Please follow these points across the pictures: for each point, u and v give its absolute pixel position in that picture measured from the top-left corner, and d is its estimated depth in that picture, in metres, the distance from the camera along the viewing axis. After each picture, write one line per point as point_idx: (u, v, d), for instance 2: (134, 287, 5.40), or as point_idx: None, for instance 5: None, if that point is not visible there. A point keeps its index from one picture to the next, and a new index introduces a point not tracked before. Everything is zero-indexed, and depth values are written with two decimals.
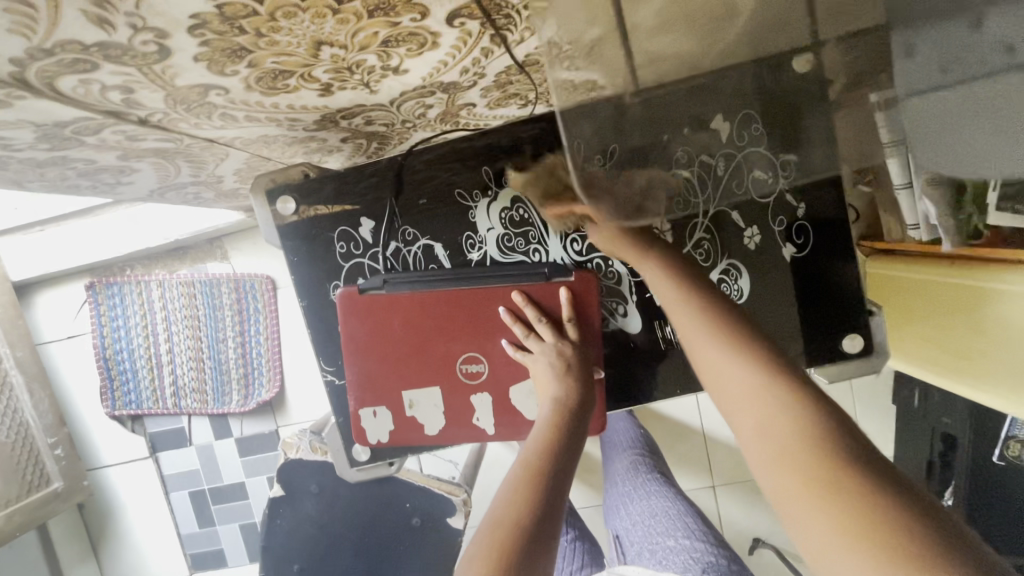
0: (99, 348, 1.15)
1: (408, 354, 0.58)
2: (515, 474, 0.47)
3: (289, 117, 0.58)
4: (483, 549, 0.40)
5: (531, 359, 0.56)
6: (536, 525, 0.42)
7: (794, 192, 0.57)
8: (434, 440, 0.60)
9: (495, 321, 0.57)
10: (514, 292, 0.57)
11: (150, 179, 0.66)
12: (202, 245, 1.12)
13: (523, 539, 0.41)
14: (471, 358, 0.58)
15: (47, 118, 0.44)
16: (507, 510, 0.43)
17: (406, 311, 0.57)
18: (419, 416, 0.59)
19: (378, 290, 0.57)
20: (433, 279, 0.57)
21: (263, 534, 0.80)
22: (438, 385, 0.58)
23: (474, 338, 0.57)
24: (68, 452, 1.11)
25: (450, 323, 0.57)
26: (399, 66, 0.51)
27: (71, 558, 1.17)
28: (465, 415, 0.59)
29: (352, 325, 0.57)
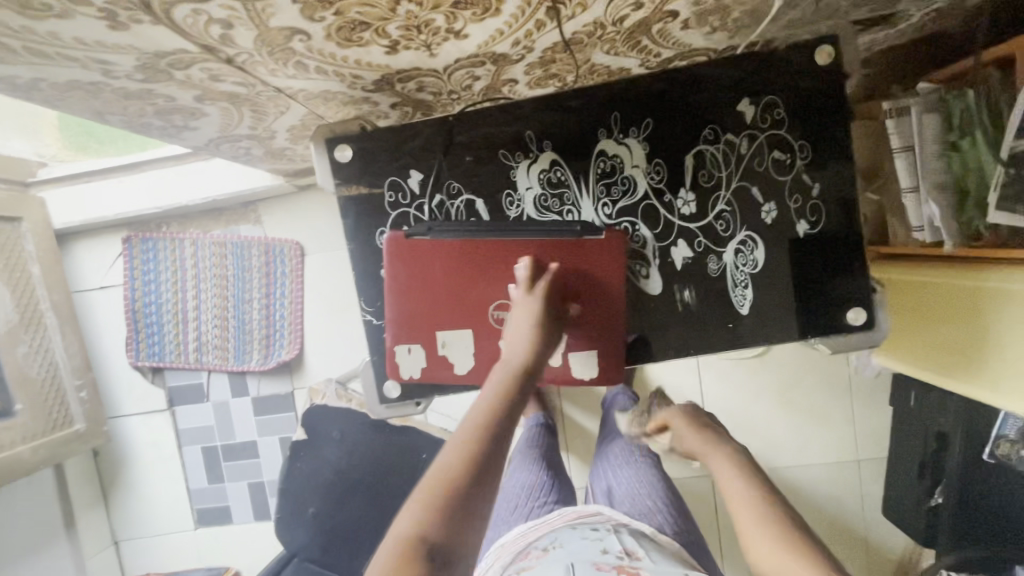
0: (129, 299, 1.19)
1: (446, 297, 0.63)
2: (466, 423, 0.50)
3: (353, 73, 0.63)
4: (423, 496, 0.44)
5: (513, 316, 0.59)
6: (479, 471, 0.45)
7: (810, 173, 0.62)
8: (463, 380, 0.64)
9: (527, 271, 0.62)
10: (547, 245, 0.62)
11: (213, 126, 0.72)
12: (238, 208, 1.17)
13: (465, 486, 0.44)
14: (503, 305, 0.63)
15: (152, 46, 0.49)
16: (452, 458, 0.46)
17: (447, 257, 0.62)
18: (451, 355, 0.64)
19: (422, 235, 0.62)
20: (473, 229, 0.62)
21: (283, 476, 0.85)
22: (471, 327, 0.63)
23: (508, 287, 0.62)
24: (92, 396, 1.15)
25: (487, 270, 0.62)
26: (462, 30, 0.57)
27: (83, 502, 1.21)
28: (494, 357, 0.64)
29: (396, 266, 0.62)
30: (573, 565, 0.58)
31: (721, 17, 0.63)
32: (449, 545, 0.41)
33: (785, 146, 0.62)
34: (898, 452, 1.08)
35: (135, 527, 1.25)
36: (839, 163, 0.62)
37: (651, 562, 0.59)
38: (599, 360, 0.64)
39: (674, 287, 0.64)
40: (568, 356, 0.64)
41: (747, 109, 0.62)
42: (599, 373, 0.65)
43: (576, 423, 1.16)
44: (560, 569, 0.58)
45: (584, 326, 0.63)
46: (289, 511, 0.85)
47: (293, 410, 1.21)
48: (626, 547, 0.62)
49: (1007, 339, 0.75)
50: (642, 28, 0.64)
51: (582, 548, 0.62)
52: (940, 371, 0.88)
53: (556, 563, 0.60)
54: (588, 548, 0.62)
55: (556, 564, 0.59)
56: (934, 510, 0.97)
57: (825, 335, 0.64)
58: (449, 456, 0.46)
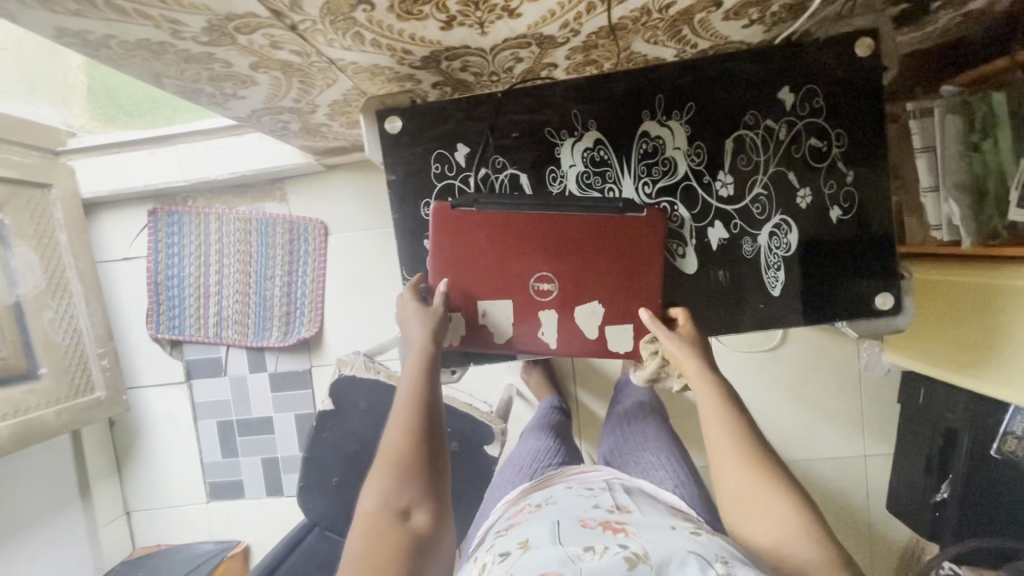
0: (151, 271, 1.20)
1: (489, 268, 0.65)
2: (400, 403, 0.56)
3: (404, 48, 0.65)
4: (379, 472, 0.52)
5: (402, 316, 0.63)
6: (422, 443, 0.54)
7: (846, 160, 0.64)
8: (501, 349, 0.67)
9: (568, 243, 0.64)
10: (590, 219, 0.64)
11: (260, 96, 0.73)
12: (264, 185, 1.19)
13: (415, 457, 0.53)
14: (544, 276, 0.65)
15: (225, 8, 0.51)
16: (395, 435, 0.54)
17: (492, 228, 0.64)
18: (490, 325, 0.66)
19: (468, 207, 0.64)
20: (518, 203, 0.65)
21: (308, 445, 0.86)
22: (511, 298, 0.66)
23: (550, 259, 0.65)
24: (113, 364, 1.16)
25: (529, 243, 0.64)
26: (516, 8, 0.59)
27: (98, 470, 1.22)
28: (533, 328, 0.66)
29: (441, 236, 0.64)
30: (560, 522, 0.57)
31: (761, 9, 0.65)
32: (414, 506, 0.51)
33: (823, 134, 0.64)
34: (904, 448, 1.10)
35: (148, 498, 1.26)
36: (873, 152, 0.64)
37: (640, 517, 0.59)
38: (635, 334, 0.66)
39: (709, 269, 0.67)
40: (605, 329, 0.66)
41: (787, 97, 0.64)
42: (633, 348, 0.67)
43: (590, 410, 1.18)
44: (547, 525, 0.57)
45: (619, 301, 0.65)
46: (312, 480, 0.87)
47: (310, 387, 1.22)
48: (617, 502, 0.63)
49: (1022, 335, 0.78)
50: (684, 17, 0.67)
51: (574, 505, 0.62)
52: (954, 369, 0.90)
53: (545, 519, 0.59)
54: (579, 505, 0.62)
55: (542, 522, 0.59)
56: (939, 505, 1.00)
57: (852, 318, 0.67)
58: (392, 436, 0.54)
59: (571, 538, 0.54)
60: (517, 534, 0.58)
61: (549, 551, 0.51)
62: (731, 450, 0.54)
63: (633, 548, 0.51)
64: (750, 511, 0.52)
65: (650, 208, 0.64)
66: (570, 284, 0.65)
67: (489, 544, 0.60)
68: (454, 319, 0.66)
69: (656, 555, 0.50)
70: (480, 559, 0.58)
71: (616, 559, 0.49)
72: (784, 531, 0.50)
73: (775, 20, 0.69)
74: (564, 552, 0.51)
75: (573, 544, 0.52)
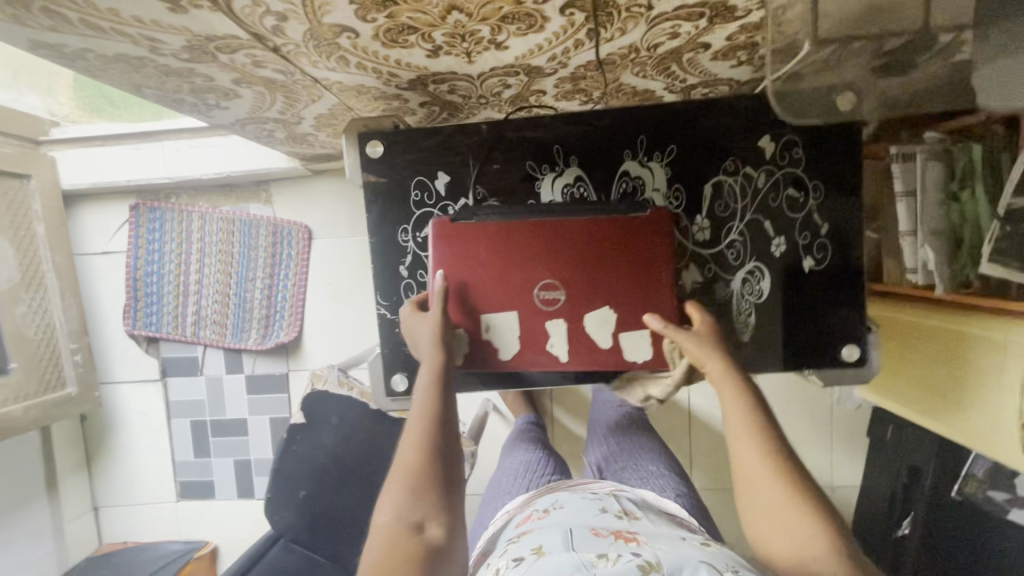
0: (131, 267, 1.19)
1: (493, 276, 0.62)
2: (415, 416, 0.53)
3: (390, 71, 0.64)
4: (394, 484, 0.50)
5: (415, 331, 0.62)
6: (436, 456, 0.51)
7: (821, 213, 0.65)
8: (508, 364, 0.63)
9: (576, 248, 0.62)
10: (599, 222, 0.62)
11: (244, 108, 0.73)
12: (250, 186, 1.18)
13: (430, 471, 0.50)
14: (551, 285, 0.62)
15: (205, 30, 0.50)
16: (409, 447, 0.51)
17: (494, 238, 0.62)
18: (495, 339, 0.63)
19: (467, 220, 0.63)
20: (519, 213, 0.63)
21: (278, 456, 0.87)
22: (516, 309, 0.62)
23: (557, 266, 0.62)
24: (86, 361, 1.15)
25: (535, 250, 0.62)
26: (503, 42, 0.59)
27: (67, 465, 1.21)
28: (541, 339, 0.63)
29: (441, 249, 0.63)
30: (572, 529, 0.59)
31: (749, 52, 0.66)
32: (428, 519, 0.48)
33: (800, 184, 0.65)
34: (871, 481, 1.12)
35: (117, 494, 1.26)
36: (847, 206, 0.65)
37: (649, 527, 0.62)
38: (654, 342, 0.62)
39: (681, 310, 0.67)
40: (620, 338, 0.62)
41: (767, 145, 0.65)
42: (653, 355, 0.62)
43: (566, 427, 1.18)
44: (560, 531, 0.59)
45: (635, 309, 0.62)
46: (281, 492, 0.87)
47: (285, 392, 1.21)
48: (624, 508, 0.66)
49: (983, 386, 0.79)
50: (672, 56, 0.67)
51: (581, 510, 0.65)
52: (928, 414, 0.91)
53: (557, 526, 0.61)
54: (588, 510, 0.65)
55: (556, 528, 0.60)
56: (900, 540, 1.02)
57: (820, 366, 0.67)
58: (406, 452, 0.51)
59: (584, 544, 0.56)
60: (530, 540, 0.59)
61: (564, 556, 0.53)
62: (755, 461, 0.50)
63: (646, 555, 0.53)
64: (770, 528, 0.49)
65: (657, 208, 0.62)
66: (581, 292, 0.62)
67: (500, 550, 0.62)
68: (459, 336, 0.63)
69: (668, 564, 0.51)
70: (492, 565, 0.59)
71: (630, 566, 0.51)
72: (804, 549, 0.47)
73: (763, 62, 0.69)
74: (579, 558, 0.53)
75: (587, 551, 0.54)
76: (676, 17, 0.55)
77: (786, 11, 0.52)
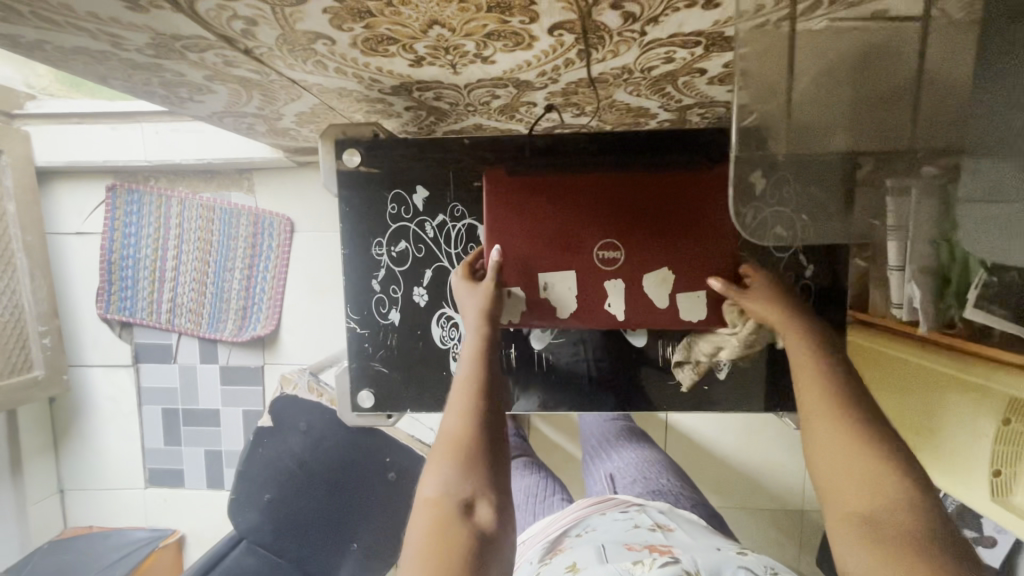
0: (106, 249, 1.16)
1: (547, 235, 0.61)
2: (458, 391, 0.52)
3: (372, 77, 0.61)
4: (439, 456, 0.47)
5: (462, 304, 0.61)
6: (486, 429, 0.48)
7: (806, 254, 0.63)
8: (566, 323, 0.63)
9: (635, 205, 0.61)
10: (659, 176, 0.61)
11: (219, 102, 0.70)
12: (231, 173, 1.14)
13: (479, 442, 0.47)
14: (608, 243, 0.61)
15: (170, 30, 0.47)
16: (456, 422, 0.49)
17: (549, 196, 0.61)
18: (553, 299, 0.62)
19: (524, 172, 0.62)
20: (573, 167, 0.62)
21: (242, 460, 0.84)
22: (574, 268, 0.61)
23: (616, 226, 0.61)
24: (55, 343, 1.14)
25: (594, 207, 0.61)
26: (490, 56, 0.56)
27: (32, 447, 1.20)
28: (598, 299, 0.62)
29: (495, 204, 0.61)
30: (606, 547, 0.59)
31: None
32: (478, 496, 0.44)
33: None
34: None
35: (84, 478, 1.25)
36: (833, 250, 0.63)
37: (685, 539, 0.61)
38: (710, 299, 0.62)
39: (657, 344, 0.68)
40: (677, 296, 0.62)
41: None
42: (708, 315, 0.62)
43: (543, 437, 1.17)
44: (593, 549, 0.59)
45: (694, 266, 0.61)
46: (244, 495, 0.85)
47: (260, 385, 1.19)
48: (658, 521, 0.66)
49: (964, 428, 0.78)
50: (668, 78, 0.65)
51: (613, 529, 0.64)
52: None
53: (589, 544, 0.61)
54: (621, 526, 0.65)
55: (588, 546, 0.60)
56: None
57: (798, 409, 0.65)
58: (453, 425, 0.49)
59: (618, 558, 0.56)
60: (563, 559, 0.59)
61: (601, 569, 0.53)
62: (824, 406, 0.45)
63: (684, 563, 0.53)
64: (836, 469, 0.42)
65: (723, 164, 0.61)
66: (645, 252, 0.61)
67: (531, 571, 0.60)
68: (515, 296, 0.62)
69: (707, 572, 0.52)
70: None
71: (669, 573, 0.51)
72: (873, 495, 0.39)
73: None
74: (615, 568, 0.53)
75: (623, 565, 0.54)
76: (670, 43, 0.53)
77: None
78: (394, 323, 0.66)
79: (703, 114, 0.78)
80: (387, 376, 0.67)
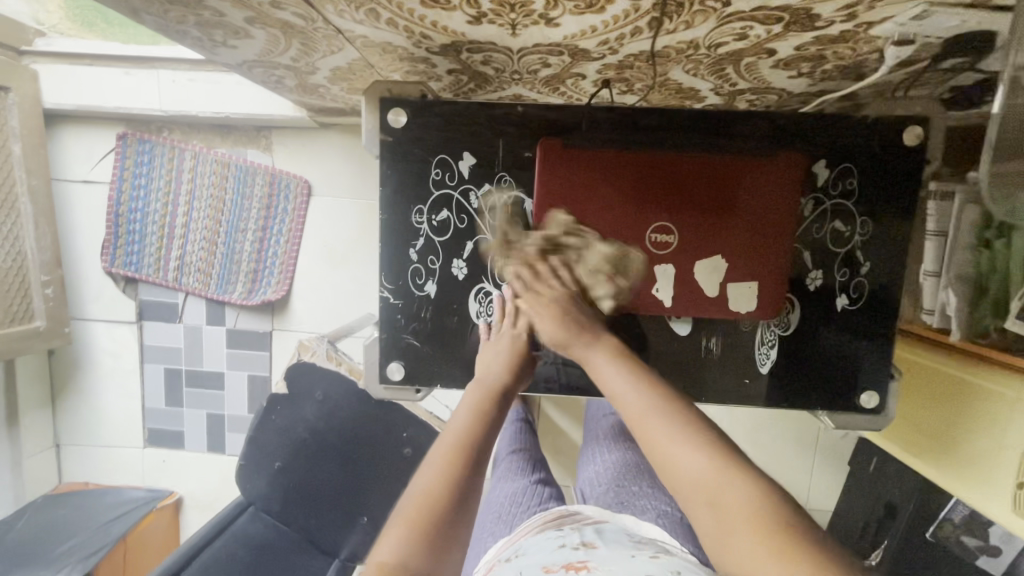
0: (113, 200, 1.11)
1: (600, 214, 0.59)
2: (437, 456, 0.50)
3: (422, 33, 0.57)
4: (402, 520, 0.44)
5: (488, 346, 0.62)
6: (459, 501, 0.46)
7: (864, 251, 0.60)
8: (609, 306, 0.61)
9: (695, 189, 0.59)
10: (722, 159, 0.58)
11: (254, 49, 0.65)
12: (249, 131, 1.10)
13: (440, 515, 0.45)
14: (661, 227, 0.59)
15: None
16: (433, 484, 0.47)
17: (605, 173, 0.58)
18: (599, 280, 0.60)
19: (582, 145, 0.59)
20: (631, 142, 0.59)
21: (255, 424, 0.83)
22: (624, 250, 0.60)
23: (671, 209, 0.59)
24: (58, 294, 1.11)
25: (649, 188, 0.59)
26: (555, 18, 0.52)
27: (29, 399, 1.17)
28: (646, 283, 0.60)
29: (549, 176, 0.59)
30: None
31: (814, 65, 0.61)
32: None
33: (848, 218, 0.60)
34: (843, 509, 1.10)
35: (82, 434, 1.23)
36: (894, 248, 0.60)
37: (604, 552, 0.47)
38: (758, 292, 0.60)
39: (701, 334, 0.63)
40: (727, 287, 0.60)
41: (821, 171, 0.59)
42: (757, 307, 0.61)
43: (551, 420, 1.16)
44: None
45: (747, 255, 0.59)
46: (254, 461, 0.84)
47: (267, 350, 1.16)
48: (584, 538, 0.52)
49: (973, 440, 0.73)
50: (731, 58, 0.62)
51: (540, 551, 0.51)
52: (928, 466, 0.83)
53: None
54: (544, 548, 0.51)
55: None
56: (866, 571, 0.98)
57: (835, 409, 0.63)
58: (421, 488, 0.47)
59: None
60: None
61: None
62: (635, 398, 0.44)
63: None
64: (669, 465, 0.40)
65: (789, 153, 0.58)
66: (696, 240, 0.59)
67: None
68: None
69: None
70: None
71: None
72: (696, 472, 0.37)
73: (823, 78, 0.64)
74: None
75: None
76: (751, 18, 0.50)
77: (875, 27, 0.49)
78: (430, 296, 0.64)
79: (753, 101, 0.75)
80: (419, 350, 0.64)
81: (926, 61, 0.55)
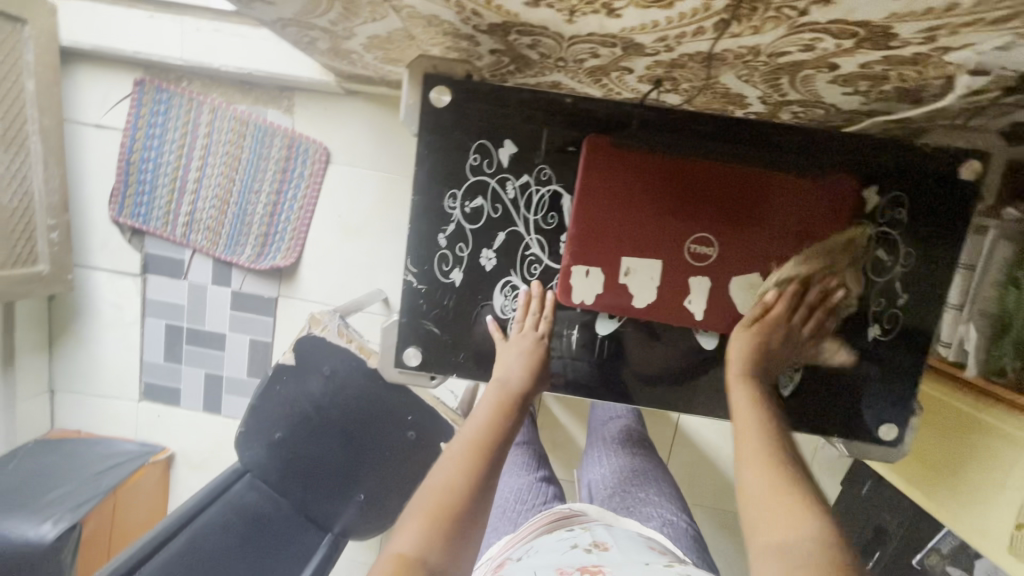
0: (126, 148, 1.07)
1: (643, 221, 0.57)
2: (458, 452, 0.52)
3: (474, 10, 0.55)
4: (419, 515, 0.46)
5: (506, 348, 0.61)
6: (475, 500, 0.48)
7: (904, 282, 0.59)
8: (639, 313, 0.59)
9: (744, 203, 0.57)
10: (774, 176, 0.56)
11: (292, 8, 0.62)
12: (271, 90, 1.06)
13: (459, 509, 0.47)
14: (702, 238, 0.57)
15: None
16: (449, 482, 0.48)
17: (652, 177, 0.57)
18: (632, 285, 0.59)
19: (630, 145, 0.57)
20: (682, 148, 0.57)
21: (259, 393, 0.83)
22: (661, 258, 0.58)
23: (713, 220, 0.57)
24: (63, 239, 1.08)
25: (694, 198, 0.57)
26: (618, 9, 0.50)
27: (26, 343, 1.15)
28: (680, 294, 0.59)
29: (593, 175, 0.57)
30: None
31: (873, 85, 0.59)
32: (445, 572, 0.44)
33: (892, 248, 0.58)
34: None
35: (77, 382, 1.22)
36: (932, 281, 0.59)
37: (617, 555, 0.48)
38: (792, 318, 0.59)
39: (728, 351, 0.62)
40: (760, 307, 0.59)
41: (871, 198, 0.57)
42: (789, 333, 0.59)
43: (550, 413, 1.15)
44: None
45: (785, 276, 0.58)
46: (255, 428, 0.84)
47: (272, 316, 1.15)
48: (595, 538, 0.52)
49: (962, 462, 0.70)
50: (790, 68, 0.59)
51: (551, 549, 0.51)
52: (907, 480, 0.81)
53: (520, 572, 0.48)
54: (553, 545, 0.52)
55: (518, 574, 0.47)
56: None
57: (850, 435, 0.62)
58: (442, 484, 0.48)
59: None
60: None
61: None
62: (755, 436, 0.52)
63: None
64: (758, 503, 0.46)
65: (840, 175, 0.57)
66: (734, 257, 0.58)
67: None
68: (593, 277, 0.59)
69: None
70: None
71: None
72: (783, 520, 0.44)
73: (879, 98, 0.62)
74: None
75: None
76: (824, 30, 0.48)
77: (952, 54, 0.47)
78: (455, 284, 0.62)
79: (800, 113, 0.72)
80: (438, 338, 0.63)
81: (996, 92, 0.53)
